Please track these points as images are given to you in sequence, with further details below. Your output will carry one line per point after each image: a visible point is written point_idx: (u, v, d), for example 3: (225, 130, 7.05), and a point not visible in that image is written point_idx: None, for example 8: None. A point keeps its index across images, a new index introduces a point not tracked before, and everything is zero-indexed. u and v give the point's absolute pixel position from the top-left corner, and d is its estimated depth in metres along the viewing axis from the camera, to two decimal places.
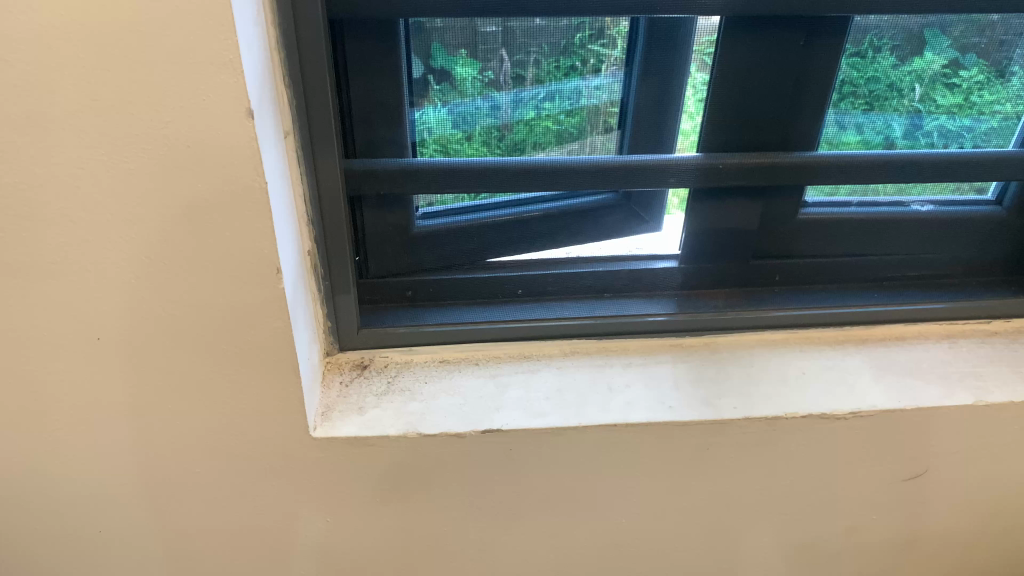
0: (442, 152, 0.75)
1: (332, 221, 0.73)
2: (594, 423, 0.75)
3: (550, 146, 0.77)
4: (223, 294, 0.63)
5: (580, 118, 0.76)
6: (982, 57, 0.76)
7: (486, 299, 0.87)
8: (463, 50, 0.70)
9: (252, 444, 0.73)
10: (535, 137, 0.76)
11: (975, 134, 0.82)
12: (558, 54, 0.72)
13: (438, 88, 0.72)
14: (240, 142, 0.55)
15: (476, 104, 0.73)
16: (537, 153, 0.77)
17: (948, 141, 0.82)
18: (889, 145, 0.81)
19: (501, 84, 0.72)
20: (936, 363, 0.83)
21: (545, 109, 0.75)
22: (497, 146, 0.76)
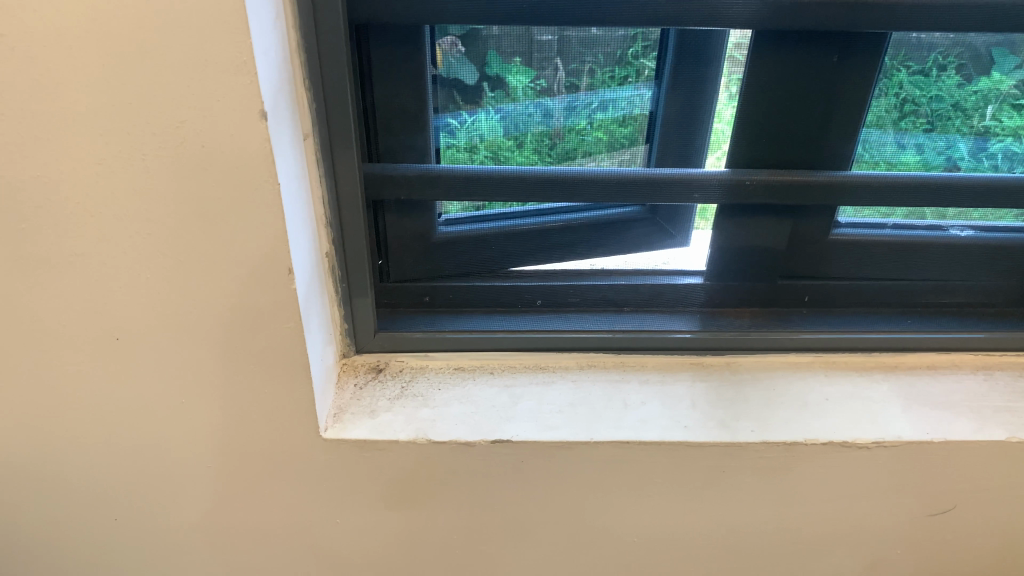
0: (493, 158, 0.75)
1: (350, 223, 0.73)
2: (606, 440, 0.73)
3: (600, 157, 0.77)
4: (235, 294, 0.63)
5: (628, 128, 0.76)
6: None
7: (506, 307, 0.87)
8: (519, 58, 0.70)
9: (264, 442, 0.74)
10: (585, 147, 0.76)
11: None
12: (614, 63, 0.71)
13: (491, 95, 0.72)
14: (252, 145, 0.55)
15: (528, 111, 0.73)
16: (586, 162, 0.76)
17: (1012, 164, 0.79)
18: (951, 166, 0.79)
19: (555, 92, 0.72)
20: (967, 397, 0.80)
21: (596, 121, 0.75)
22: (548, 154, 0.76)
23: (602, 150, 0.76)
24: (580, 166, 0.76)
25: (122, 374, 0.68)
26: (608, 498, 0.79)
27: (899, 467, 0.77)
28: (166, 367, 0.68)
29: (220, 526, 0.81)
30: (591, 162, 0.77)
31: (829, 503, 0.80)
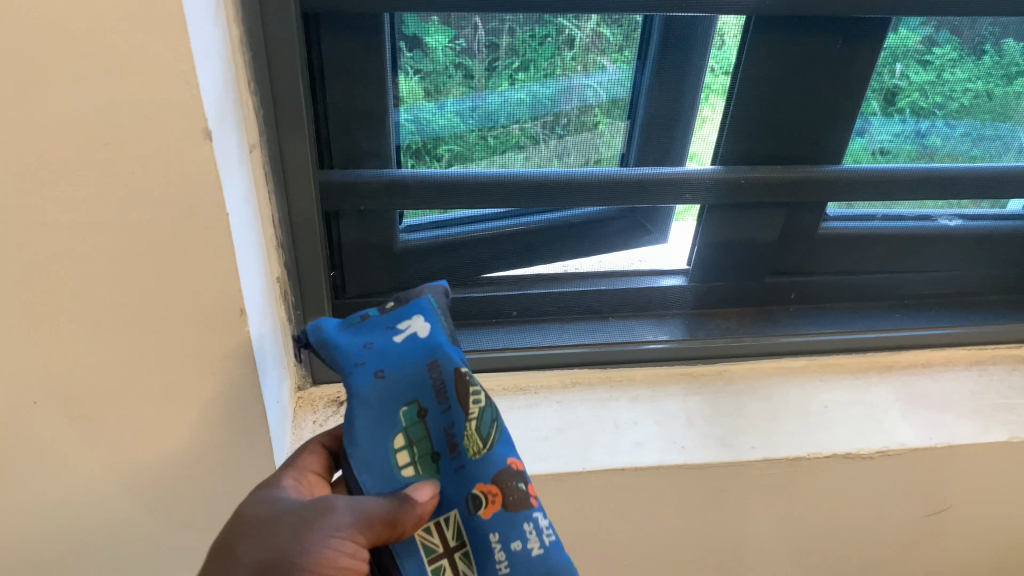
0: (413, 122, 0.63)
1: (305, 240, 0.64)
2: (599, 468, 0.67)
3: (525, 120, 0.65)
4: (179, 341, 0.54)
5: (553, 90, 0.64)
6: (955, 34, 0.66)
7: (478, 318, 0.79)
8: (438, 16, 0.58)
9: (218, 496, 0.64)
10: (509, 109, 0.64)
11: (945, 113, 0.72)
12: (533, 22, 0.60)
13: (409, 56, 0.60)
14: (198, 168, 0.46)
15: (449, 72, 0.61)
16: (511, 126, 0.65)
17: (919, 120, 0.72)
18: (850, 124, 0.73)
19: (475, 53, 0.60)
20: (966, 396, 0.76)
21: (518, 80, 0.63)
22: (469, 117, 0.64)
23: (526, 114, 0.65)
24: (506, 130, 0.65)
25: (46, 438, 0.57)
26: (603, 531, 0.73)
27: (905, 478, 0.72)
28: (98, 428, 0.57)
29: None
30: (516, 125, 0.65)
31: (835, 520, 0.75)
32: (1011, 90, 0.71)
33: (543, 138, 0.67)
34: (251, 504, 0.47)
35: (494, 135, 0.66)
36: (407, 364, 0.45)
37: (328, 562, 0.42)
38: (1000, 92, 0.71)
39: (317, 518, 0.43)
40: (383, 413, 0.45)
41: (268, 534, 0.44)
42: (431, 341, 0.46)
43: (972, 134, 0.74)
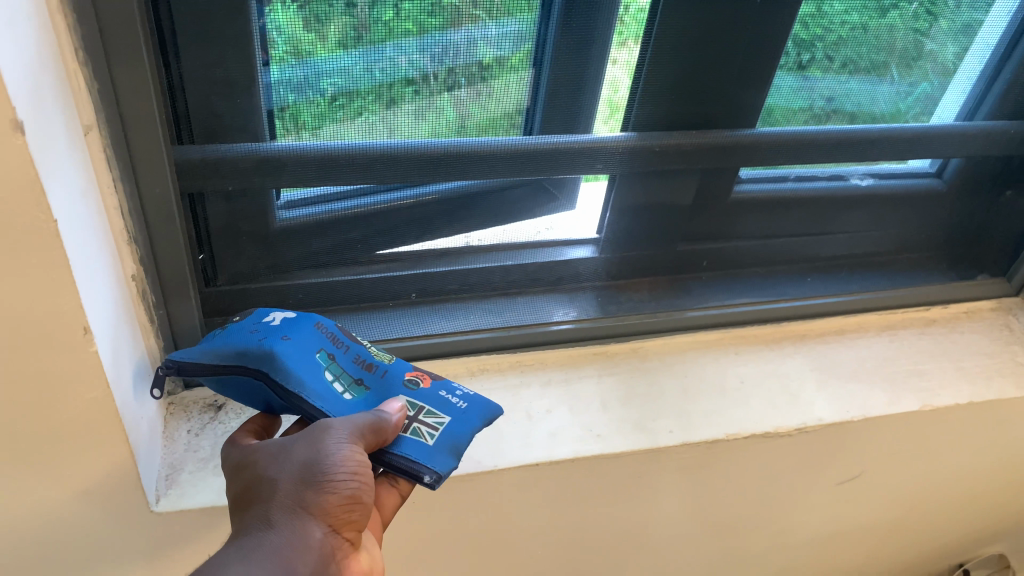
0: (296, 56, 0.52)
1: (162, 230, 0.54)
2: (513, 466, 0.62)
3: (412, 51, 0.55)
4: (10, 366, 0.44)
5: (442, 18, 0.54)
6: None
7: (372, 300, 0.71)
8: None
9: (80, 531, 0.56)
10: (396, 41, 0.54)
11: (825, 44, 0.65)
12: None
13: None
14: (12, 167, 0.36)
15: None
16: (398, 59, 0.55)
17: (801, 52, 0.65)
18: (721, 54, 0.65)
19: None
20: (878, 363, 0.75)
21: (404, 12, 0.53)
22: (354, 50, 0.53)
23: (414, 45, 0.54)
24: (393, 62, 0.55)
25: None
26: (518, 526, 0.68)
27: (821, 450, 0.71)
28: None
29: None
30: (403, 56, 0.55)
31: (751, 494, 0.74)
32: (884, 23, 0.64)
33: (433, 74, 0.57)
34: (245, 456, 0.47)
35: (381, 67, 0.55)
36: (300, 329, 0.55)
37: (348, 462, 0.43)
38: (875, 25, 0.64)
39: (319, 433, 0.45)
40: (304, 361, 0.52)
41: (280, 465, 0.44)
42: (300, 318, 0.56)
43: (849, 65, 0.66)
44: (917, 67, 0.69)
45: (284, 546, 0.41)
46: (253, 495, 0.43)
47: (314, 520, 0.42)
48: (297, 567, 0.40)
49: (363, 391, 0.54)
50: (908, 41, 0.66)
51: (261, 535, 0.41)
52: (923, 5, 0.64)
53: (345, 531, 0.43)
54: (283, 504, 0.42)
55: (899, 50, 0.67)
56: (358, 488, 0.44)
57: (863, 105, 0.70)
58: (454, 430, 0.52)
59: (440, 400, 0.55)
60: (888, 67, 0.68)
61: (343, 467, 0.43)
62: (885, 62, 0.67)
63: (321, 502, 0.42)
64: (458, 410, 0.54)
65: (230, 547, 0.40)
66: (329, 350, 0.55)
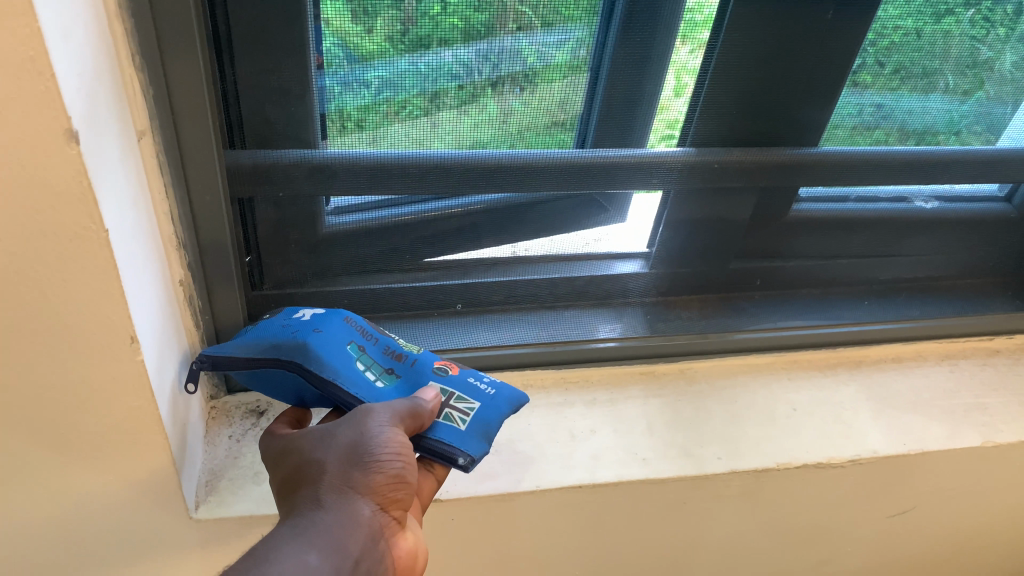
0: (343, 50, 0.50)
1: (211, 237, 0.54)
2: (555, 487, 0.60)
3: (458, 46, 0.53)
4: (59, 373, 0.44)
5: (488, 14, 0.52)
6: None
7: (416, 310, 0.70)
8: None
9: (121, 536, 0.56)
10: (442, 35, 0.52)
11: (876, 49, 0.61)
12: None
13: None
14: (65, 177, 0.36)
15: None
16: (444, 54, 0.53)
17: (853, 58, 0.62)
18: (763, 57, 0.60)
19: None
20: (937, 395, 0.72)
21: (451, 7, 0.51)
22: (400, 44, 0.51)
23: (459, 37, 0.52)
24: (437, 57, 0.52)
25: None
26: (559, 548, 0.67)
27: (874, 483, 0.68)
28: None
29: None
30: (449, 51, 0.53)
31: (800, 525, 0.71)
32: (939, 29, 0.61)
33: (477, 69, 0.54)
34: (287, 444, 0.46)
35: (426, 62, 0.53)
36: (330, 321, 0.54)
37: (391, 441, 0.43)
38: (930, 31, 0.61)
39: (360, 417, 0.44)
40: (336, 351, 0.51)
41: (324, 448, 0.43)
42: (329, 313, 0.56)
43: (901, 71, 0.63)
44: (971, 74, 0.64)
45: (335, 523, 0.40)
46: (299, 479, 0.43)
47: (363, 497, 0.41)
48: (349, 542, 0.39)
49: (394, 379, 0.53)
50: (963, 48, 0.62)
51: (311, 513, 0.40)
52: (981, 11, 0.60)
53: (393, 510, 0.42)
54: (331, 485, 0.41)
55: (954, 55, 0.62)
56: (403, 468, 0.43)
57: (913, 116, 0.66)
58: (483, 416, 0.52)
59: (467, 387, 0.54)
60: (942, 70, 0.63)
61: (388, 447, 0.43)
62: (938, 69, 0.63)
63: (368, 481, 0.42)
64: (486, 397, 0.54)
65: (280, 526, 0.39)
66: (359, 342, 0.54)
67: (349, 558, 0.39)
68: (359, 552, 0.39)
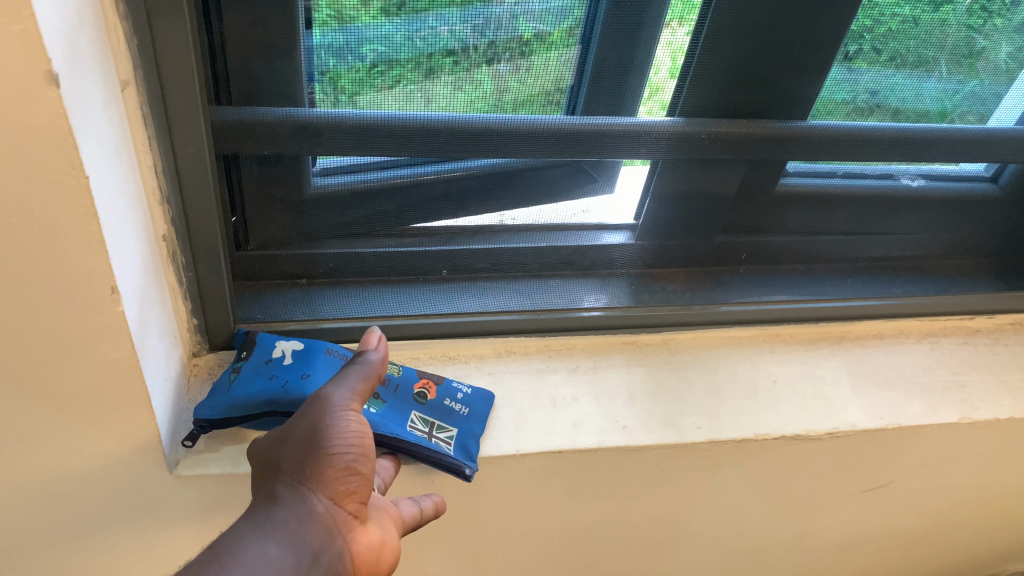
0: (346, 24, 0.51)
1: (196, 194, 0.53)
2: (535, 452, 0.61)
3: (454, 20, 0.53)
4: (37, 323, 0.44)
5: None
6: None
7: (400, 275, 0.69)
8: None
9: (98, 492, 0.55)
10: (438, 6, 0.52)
11: (873, 37, 0.62)
12: None
13: None
14: (44, 120, 0.35)
15: None
16: (445, 26, 0.53)
17: (847, 44, 0.62)
18: (762, 35, 0.61)
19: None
20: (916, 372, 0.73)
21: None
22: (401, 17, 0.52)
23: (456, 15, 0.53)
24: (438, 27, 0.53)
25: None
26: (537, 513, 0.67)
27: (851, 456, 0.69)
28: None
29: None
30: (445, 27, 0.53)
31: (777, 496, 0.72)
32: (936, 19, 0.61)
33: (477, 44, 0.55)
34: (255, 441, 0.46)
35: (422, 36, 0.53)
36: None
37: (347, 430, 0.44)
38: (927, 20, 0.61)
39: (315, 404, 0.45)
40: None
41: (282, 442, 0.44)
42: None
43: (896, 59, 0.63)
44: (966, 65, 0.65)
45: (290, 518, 0.40)
46: (262, 475, 0.43)
47: (318, 491, 0.42)
48: (306, 533, 0.40)
49: None
50: (959, 37, 0.63)
51: (268, 509, 0.41)
52: (978, 2, 0.61)
53: (348, 503, 0.43)
54: (286, 481, 0.42)
55: (950, 46, 0.63)
56: (358, 459, 0.44)
57: (910, 100, 0.67)
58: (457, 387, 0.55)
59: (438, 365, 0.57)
60: (936, 60, 0.64)
61: (344, 435, 0.43)
62: (933, 58, 0.64)
63: (322, 475, 0.42)
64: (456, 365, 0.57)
65: (238, 520, 0.39)
66: None
67: (308, 551, 0.39)
68: (318, 545, 0.40)
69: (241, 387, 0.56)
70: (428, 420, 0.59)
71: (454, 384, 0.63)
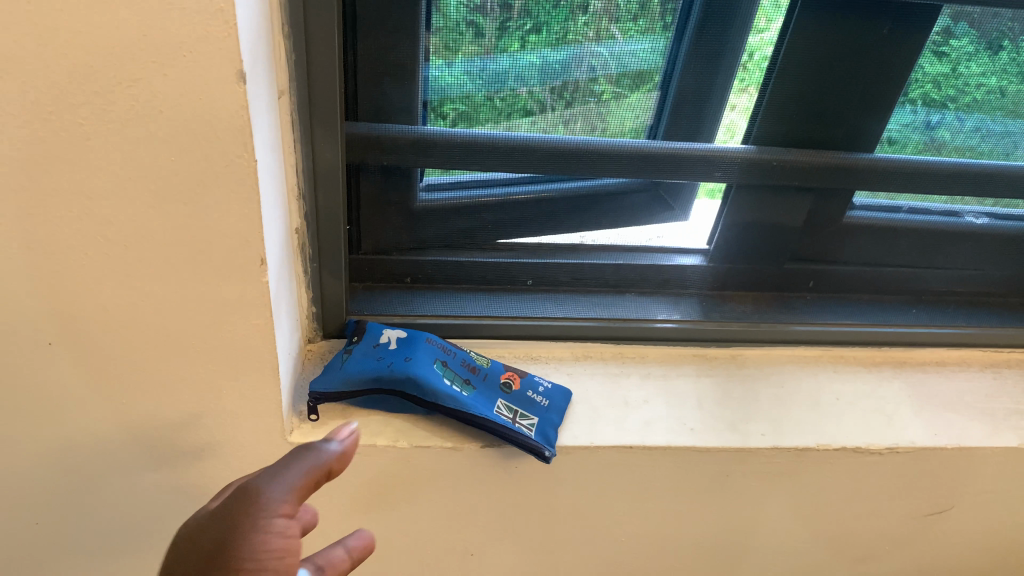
0: (496, 82, 0.62)
1: (327, 196, 0.62)
2: (608, 445, 0.66)
3: (532, 83, 0.62)
4: (196, 284, 0.52)
5: (566, 53, 0.61)
6: (974, 27, 0.64)
7: (490, 284, 0.76)
8: None
9: (221, 450, 0.64)
10: (518, 69, 0.61)
11: (957, 107, 0.70)
12: None
13: (512, 25, 0.59)
14: (228, 110, 0.44)
15: (520, 23, 0.59)
16: (566, 84, 0.63)
17: (931, 112, 0.70)
18: (858, 101, 0.69)
19: (488, 11, 0.58)
20: (978, 398, 0.76)
21: (529, 43, 0.60)
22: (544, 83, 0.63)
23: (546, 57, 0.61)
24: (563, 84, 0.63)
25: (49, 376, 0.56)
26: (606, 507, 0.72)
27: (910, 472, 0.72)
28: (110, 366, 0.56)
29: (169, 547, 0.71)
30: (523, 87, 0.63)
31: (837, 508, 0.75)
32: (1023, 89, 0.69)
33: (592, 92, 0.64)
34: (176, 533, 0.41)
35: (501, 97, 0.63)
36: (416, 342, 0.67)
37: (266, 553, 0.39)
38: (1014, 89, 0.69)
39: (242, 507, 0.39)
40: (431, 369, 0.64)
41: (188, 555, 0.39)
42: (410, 335, 0.68)
43: (981, 129, 0.71)
44: None
45: None
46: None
47: None
48: None
49: (473, 389, 0.65)
50: None
51: None
52: None
53: None
54: None
55: None
56: None
57: (1001, 155, 0.73)
58: (546, 425, 0.65)
59: (528, 403, 0.67)
60: None
61: (262, 558, 0.38)
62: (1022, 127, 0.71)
63: None
64: (543, 409, 0.67)
65: None
66: (442, 358, 0.67)
67: None
68: None
69: (352, 365, 0.64)
70: (514, 408, 0.65)
71: (536, 377, 0.70)
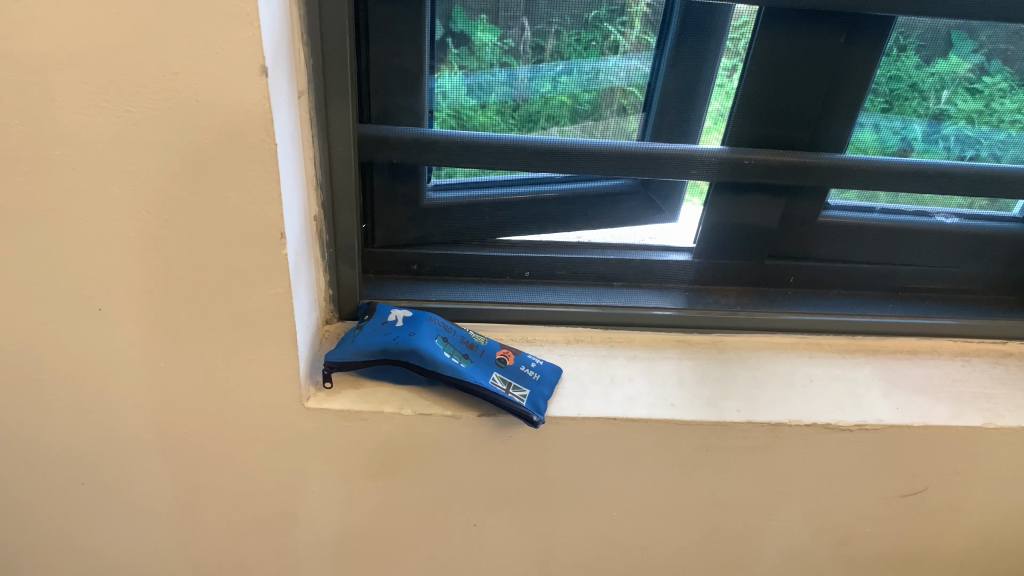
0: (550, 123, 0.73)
1: (342, 187, 0.70)
2: (593, 416, 0.72)
3: (564, 122, 0.73)
4: (223, 255, 0.60)
5: (592, 95, 0.72)
6: (1006, 64, 0.73)
7: (492, 276, 0.84)
8: (485, 16, 0.66)
9: (241, 414, 0.71)
10: (551, 110, 0.73)
11: (991, 142, 0.79)
12: (581, 27, 0.68)
13: (559, 70, 0.70)
14: (252, 100, 0.53)
15: (555, 69, 0.70)
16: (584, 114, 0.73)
17: (965, 148, 0.79)
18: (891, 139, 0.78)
19: (521, 53, 0.69)
20: (947, 382, 0.81)
21: (562, 84, 0.71)
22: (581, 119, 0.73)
23: (545, 73, 0.70)
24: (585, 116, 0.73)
25: (94, 338, 0.65)
26: (593, 477, 0.78)
27: (879, 449, 0.77)
28: (148, 329, 0.64)
29: (196, 503, 0.78)
30: (556, 126, 0.73)
31: (810, 483, 0.80)
32: None
33: (607, 113, 0.73)
34: None
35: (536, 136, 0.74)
36: (420, 320, 0.74)
37: None
38: None
39: None
40: (433, 342, 0.72)
41: None
42: (415, 314, 0.76)
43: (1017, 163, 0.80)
44: None
45: None
46: None
47: None
48: None
49: (471, 362, 0.73)
50: None
51: None
52: None
53: None
54: None
55: None
56: None
57: None
58: (537, 395, 0.72)
59: (521, 376, 0.74)
60: None
61: None
62: None
63: None
64: (534, 381, 0.74)
65: None
66: (443, 335, 0.74)
67: None
68: None
69: (362, 339, 0.72)
70: (508, 379, 0.72)
71: (528, 355, 0.77)
